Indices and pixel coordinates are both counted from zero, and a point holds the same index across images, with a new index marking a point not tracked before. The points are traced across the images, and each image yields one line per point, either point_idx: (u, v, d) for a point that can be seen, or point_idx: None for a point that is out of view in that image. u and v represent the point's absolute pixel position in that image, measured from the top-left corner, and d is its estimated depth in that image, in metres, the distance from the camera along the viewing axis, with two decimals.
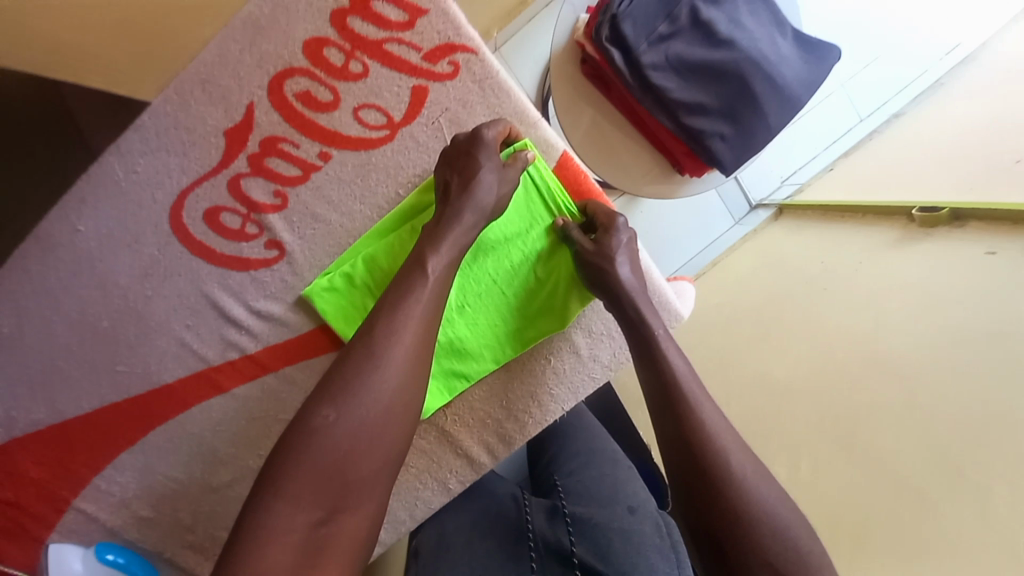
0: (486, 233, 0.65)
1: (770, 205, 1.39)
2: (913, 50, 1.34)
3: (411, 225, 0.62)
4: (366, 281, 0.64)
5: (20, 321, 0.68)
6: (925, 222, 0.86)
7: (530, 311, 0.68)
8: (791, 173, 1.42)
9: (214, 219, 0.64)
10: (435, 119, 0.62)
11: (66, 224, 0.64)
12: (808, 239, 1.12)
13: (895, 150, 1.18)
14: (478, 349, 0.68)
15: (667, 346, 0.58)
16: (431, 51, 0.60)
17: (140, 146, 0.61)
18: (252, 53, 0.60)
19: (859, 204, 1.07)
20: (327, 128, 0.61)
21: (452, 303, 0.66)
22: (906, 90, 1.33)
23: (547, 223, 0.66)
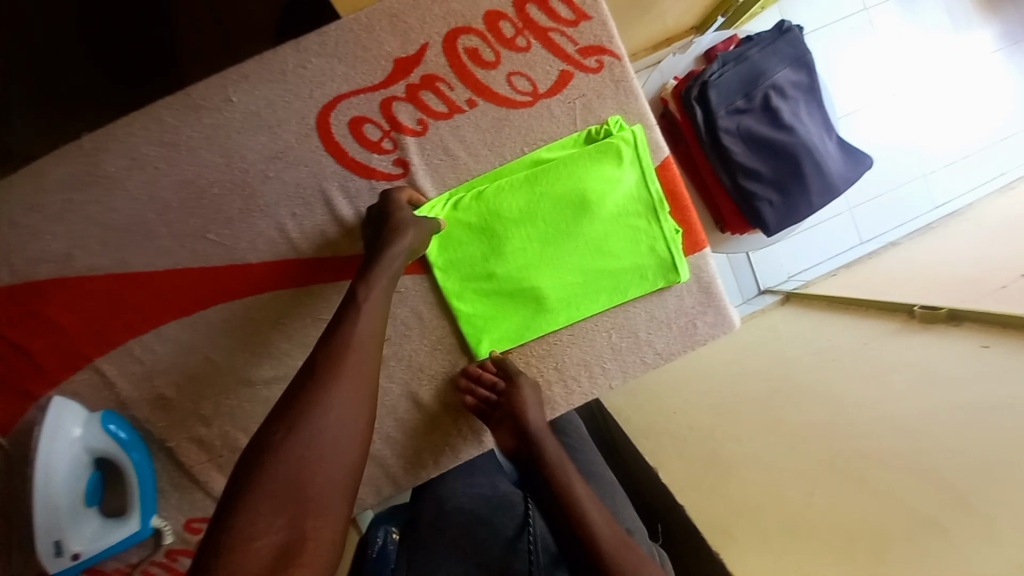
0: (592, 194, 0.72)
1: (777, 292, 1.53)
2: (916, 194, 1.53)
3: (525, 176, 0.72)
4: (469, 212, 0.72)
5: (127, 165, 0.69)
6: (925, 318, 0.99)
7: (610, 279, 0.75)
8: (798, 270, 1.57)
9: (357, 128, 0.71)
10: (572, 101, 0.73)
11: (218, 91, 0.69)
12: (808, 322, 1.27)
13: (895, 265, 1.35)
14: (555, 302, 0.74)
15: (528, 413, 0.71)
16: (586, 47, 0.71)
17: (318, 47, 0.69)
18: (441, 6, 0.69)
19: (863, 299, 1.22)
20: (481, 82, 0.71)
21: (543, 253, 0.73)
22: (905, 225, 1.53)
23: (644, 198, 0.74)
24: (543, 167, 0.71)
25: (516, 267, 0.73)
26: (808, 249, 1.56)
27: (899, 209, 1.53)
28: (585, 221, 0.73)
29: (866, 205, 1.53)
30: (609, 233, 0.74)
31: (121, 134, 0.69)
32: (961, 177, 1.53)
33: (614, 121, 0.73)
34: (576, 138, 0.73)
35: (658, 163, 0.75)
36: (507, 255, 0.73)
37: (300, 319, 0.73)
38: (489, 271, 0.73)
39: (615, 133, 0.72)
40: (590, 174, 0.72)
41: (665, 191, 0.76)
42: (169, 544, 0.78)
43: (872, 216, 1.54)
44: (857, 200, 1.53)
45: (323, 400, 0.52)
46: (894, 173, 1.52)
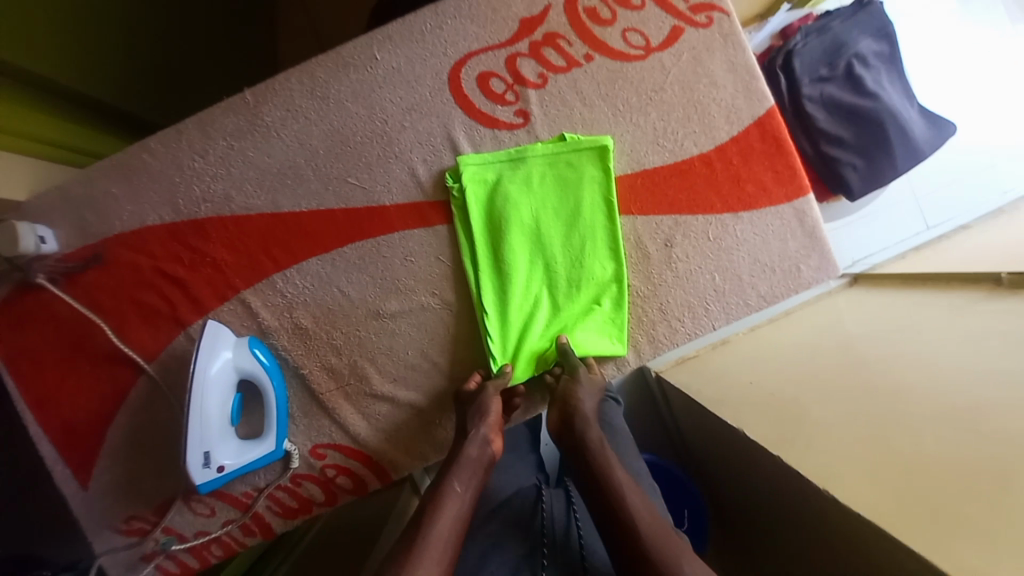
0: (522, 214, 0.78)
1: (842, 277, 1.51)
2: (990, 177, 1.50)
3: (480, 234, 0.78)
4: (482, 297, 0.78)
5: (283, 115, 0.78)
6: (1015, 284, 1.01)
7: (605, 235, 0.78)
8: (864, 256, 1.51)
9: (484, 82, 0.78)
10: (682, 54, 0.78)
11: (366, 50, 0.77)
12: (883, 301, 1.25)
13: (972, 245, 1.33)
14: (594, 272, 0.79)
15: None
16: (696, 5, 0.77)
17: (455, 9, 0.77)
18: None
19: (940, 273, 1.22)
20: (598, 38, 0.78)
21: (552, 261, 0.79)
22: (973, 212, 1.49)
23: (519, 164, 0.78)
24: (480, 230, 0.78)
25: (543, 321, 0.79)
26: (874, 233, 1.51)
27: (971, 192, 1.50)
28: (545, 221, 0.78)
29: (932, 190, 1.51)
30: (576, 211, 0.78)
31: (280, 87, 0.78)
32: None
33: (445, 175, 0.78)
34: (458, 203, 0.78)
35: (763, 111, 0.78)
36: (533, 320, 0.78)
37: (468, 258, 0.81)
38: (539, 338, 0.79)
39: (461, 180, 0.77)
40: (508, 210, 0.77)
41: (771, 137, 0.78)
42: (295, 468, 0.83)
43: (940, 200, 1.51)
44: (924, 184, 1.51)
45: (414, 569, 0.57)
46: (962, 159, 1.51)
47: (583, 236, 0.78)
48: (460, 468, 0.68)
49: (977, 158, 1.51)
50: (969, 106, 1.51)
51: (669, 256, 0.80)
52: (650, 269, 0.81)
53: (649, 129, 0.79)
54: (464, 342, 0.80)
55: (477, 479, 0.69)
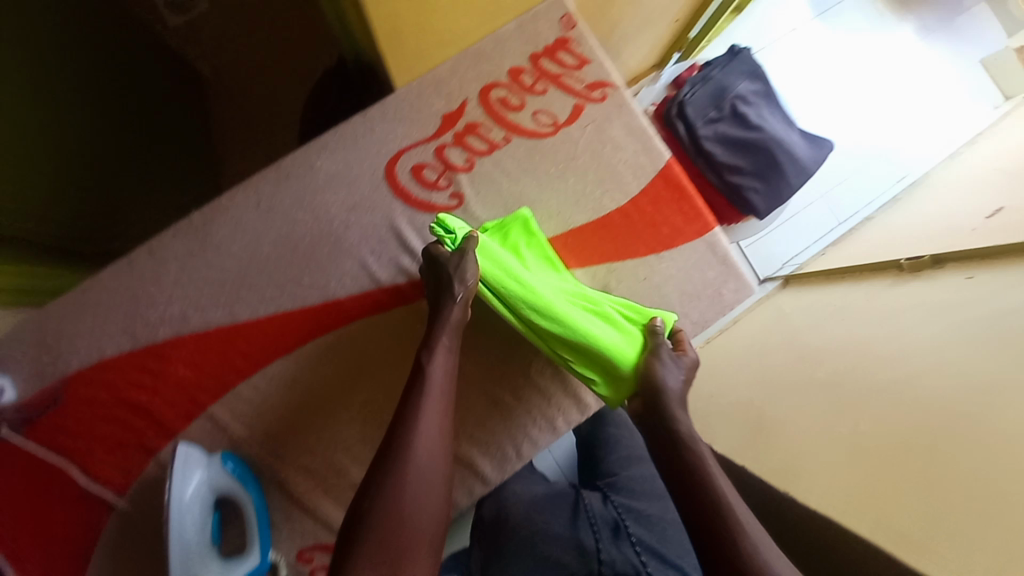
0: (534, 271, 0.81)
1: (776, 278, 1.68)
2: (880, 172, 1.74)
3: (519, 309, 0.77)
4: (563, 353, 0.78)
5: (232, 231, 0.83)
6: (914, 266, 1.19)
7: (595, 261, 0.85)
8: (790, 256, 1.70)
9: (418, 173, 0.86)
10: (587, 125, 0.89)
11: (304, 161, 0.84)
12: (813, 296, 1.38)
13: (876, 234, 1.53)
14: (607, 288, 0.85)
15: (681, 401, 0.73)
16: (592, 84, 0.89)
17: (382, 114, 0.85)
18: (473, 71, 0.87)
19: (852, 266, 1.39)
20: (513, 122, 0.88)
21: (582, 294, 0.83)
22: (873, 202, 1.72)
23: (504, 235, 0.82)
24: (525, 297, 0.75)
25: (618, 333, 0.78)
26: (795, 236, 1.71)
27: (868, 186, 1.74)
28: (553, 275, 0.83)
29: (833, 190, 1.72)
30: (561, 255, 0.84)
31: (227, 207, 0.83)
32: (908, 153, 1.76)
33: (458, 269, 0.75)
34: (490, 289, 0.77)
35: (662, 164, 0.89)
36: (622, 342, 0.77)
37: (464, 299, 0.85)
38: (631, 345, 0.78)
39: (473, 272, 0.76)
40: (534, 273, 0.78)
41: (674, 186, 0.90)
42: None
43: (844, 198, 1.73)
44: (826, 187, 1.73)
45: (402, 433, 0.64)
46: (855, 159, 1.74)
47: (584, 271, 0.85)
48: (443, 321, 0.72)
49: (865, 158, 1.75)
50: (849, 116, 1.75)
51: None
52: None
53: (571, 192, 0.88)
54: None
55: (456, 325, 0.74)
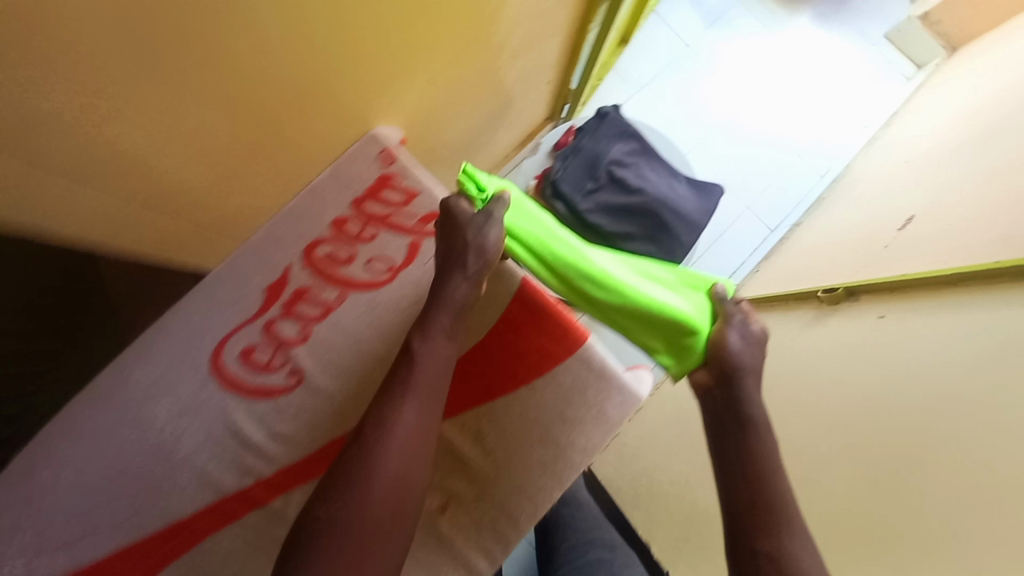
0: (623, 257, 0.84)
1: None
2: (802, 172, 1.76)
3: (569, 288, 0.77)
4: (626, 327, 0.76)
5: (48, 471, 0.73)
6: (830, 300, 1.03)
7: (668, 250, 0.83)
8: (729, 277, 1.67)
9: (248, 358, 0.78)
10: (426, 261, 0.81)
11: (119, 375, 0.77)
12: None
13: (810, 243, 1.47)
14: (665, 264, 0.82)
15: (748, 372, 0.67)
16: (425, 215, 0.83)
17: (199, 303, 0.79)
18: (290, 234, 0.80)
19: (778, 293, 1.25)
20: (345, 277, 0.80)
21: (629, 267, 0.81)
22: (802, 203, 1.72)
23: None
24: (567, 267, 0.75)
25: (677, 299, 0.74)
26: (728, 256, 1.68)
27: (793, 189, 1.74)
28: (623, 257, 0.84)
29: (760, 199, 1.73)
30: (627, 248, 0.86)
31: (40, 446, 0.74)
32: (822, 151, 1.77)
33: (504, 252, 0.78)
34: (513, 249, 0.75)
35: (516, 287, 0.83)
36: (659, 293, 0.75)
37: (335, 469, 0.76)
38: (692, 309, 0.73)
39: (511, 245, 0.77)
40: (557, 236, 0.76)
41: (533, 305, 0.84)
42: None
43: (772, 206, 1.73)
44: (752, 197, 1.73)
45: (383, 426, 0.58)
46: (778, 162, 1.76)
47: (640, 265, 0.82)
48: (445, 303, 0.68)
49: (785, 161, 1.76)
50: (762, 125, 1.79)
51: (484, 449, 0.80)
52: (471, 470, 0.79)
53: None
54: None
55: (453, 316, 0.68)
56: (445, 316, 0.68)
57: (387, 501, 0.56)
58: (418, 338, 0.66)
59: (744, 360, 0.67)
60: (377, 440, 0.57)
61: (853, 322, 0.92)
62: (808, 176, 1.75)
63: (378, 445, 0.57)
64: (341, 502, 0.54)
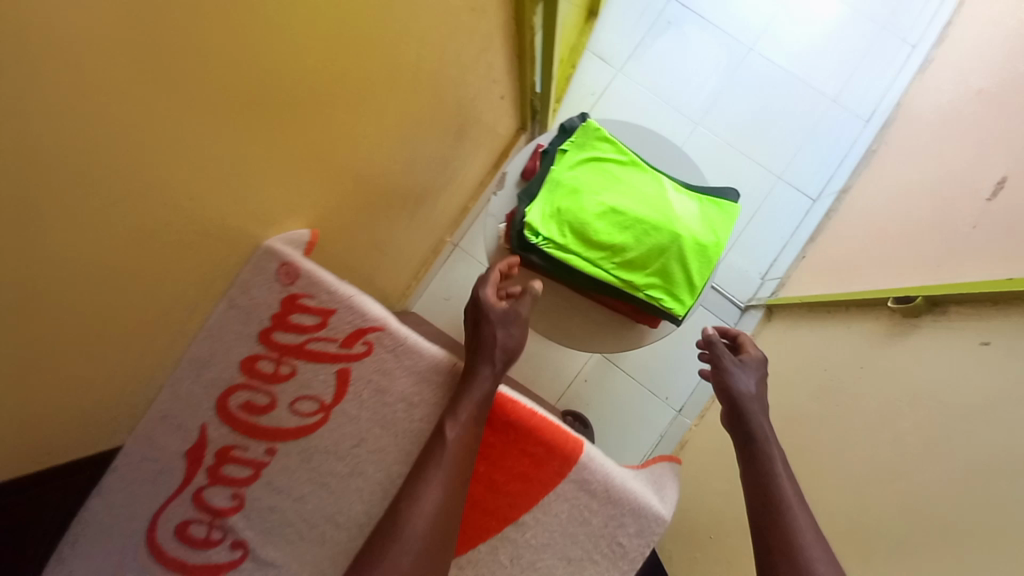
0: (608, 199, 0.93)
1: (758, 304, 1.46)
2: (839, 123, 1.56)
3: (562, 245, 0.93)
4: (620, 277, 0.93)
5: None
6: (906, 313, 0.90)
7: (654, 193, 0.94)
8: (768, 268, 1.51)
9: (183, 534, 0.68)
10: (361, 393, 0.68)
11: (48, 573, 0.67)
12: (799, 348, 1.18)
13: (861, 213, 1.30)
14: (676, 198, 0.94)
15: (755, 402, 0.85)
16: (346, 337, 0.68)
17: (118, 484, 0.67)
18: (201, 382, 0.68)
19: (839, 297, 1.12)
20: (268, 427, 0.68)
21: (621, 205, 0.93)
22: (845, 162, 1.53)
23: (573, 170, 0.96)
24: (576, 233, 0.93)
25: (672, 247, 0.91)
26: (762, 245, 1.52)
27: (831, 149, 1.55)
28: (617, 190, 0.94)
29: (792, 166, 1.54)
30: (621, 181, 0.95)
31: None
32: (851, 100, 1.57)
33: (525, 233, 0.93)
34: (582, 267, 0.93)
35: (480, 403, 0.65)
36: (703, 264, 0.92)
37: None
38: (688, 260, 0.91)
39: (533, 227, 0.93)
40: (616, 245, 0.92)
41: (502, 420, 0.66)
42: None
43: (805, 173, 1.54)
44: (782, 166, 1.55)
45: (424, 481, 0.60)
46: (808, 119, 1.56)
47: (641, 191, 0.94)
48: (484, 345, 0.68)
49: (814, 116, 1.56)
50: (781, 76, 1.58)
51: None
52: None
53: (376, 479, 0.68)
54: None
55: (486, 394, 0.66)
56: (479, 398, 0.65)
57: (442, 526, 0.59)
58: (458, 411, 0.64)
59: (745, 387, 0.86)
60: (416, 491, 0.60)
61: (943, 339, 0.80)
62: (850, 125, 1.55)
63: (416, 515, 0.58)
64: (391, 550, 0.56)
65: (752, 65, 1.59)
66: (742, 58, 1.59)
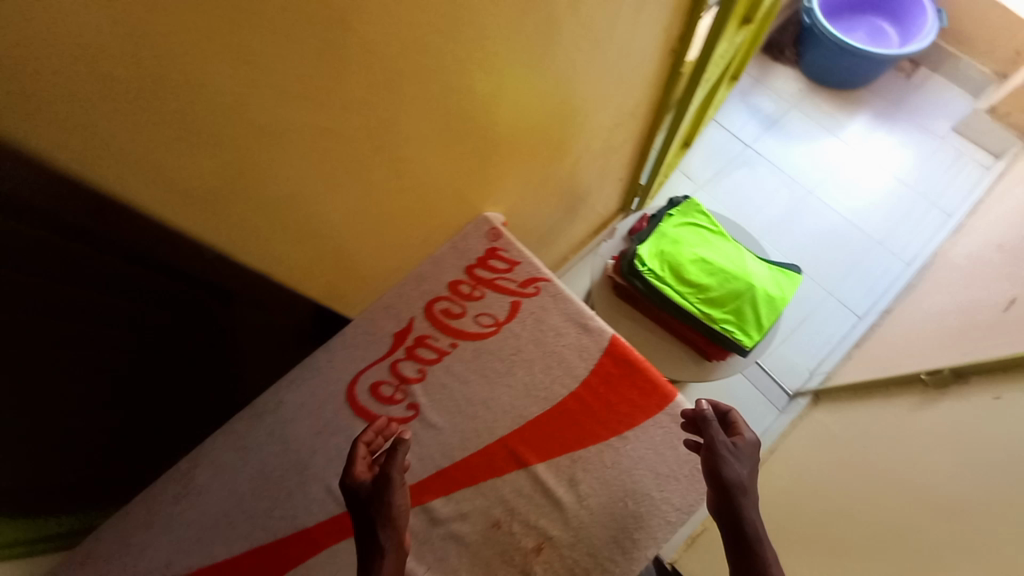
0: (701, 251, 1.25)
1: (806, 393, 1.65)
2: (884, 261, 1.87)
3: (662, 277, 1.24)
4: (703, 309, 1.21)
5: (215, 471, 0.91)
6: (937, 384, 1.10)
7: (736, 255, 1.26)
8: (816, 365, 1.72)
9: (376, 390, 0.93)
10: (526, 319, 0.95)
11: (276, 395, 0.94)
12: (843, 422, 1.35)
13: (901, 327, 1.54)
14: (752, 262, 1.25)
15: (745, 497, 0.70)
16: (523, 281, 0.98)
17: (344, 344, 0.96)
18: (419, 290, 0.99)
19: (877, 381, 1.32)
20: (456, 328, 0.96)
21: (710, 257, 1.24)
22: (889, 291, 1.80)
23: (676, 228, 1.30)
24: (674, 270, 1.24)
25: (746, 294, 1.20)
26: (812, 345, 1.75)
27: (877, 280, 1.84)
28: (708, 247, 1.26)
29: (841, 286, 1.84)
30: (712, 242, 1.28)
31: (210, 450, 0.92)
32: (893, 245, 1.90)
33: (636, 262, 1.26)
34: (674, 296, 1.22)
35: (603, 344, 0.92)
36: (769, 312, 1.20)
37: (463, 493, 0.86)
38: (757, 307, 1.20)
39: (641, 259, 1.26)
40: (703, 285, 1.22)
41: (622, 360, 0.91)
42: None
43: (853, 294, 1.82)
44: (832, 284, 1.84)
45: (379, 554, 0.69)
46: (857, 253, 1.89)
47: (727, 252, 1.26)
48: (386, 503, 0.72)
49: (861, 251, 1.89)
50: (834, 216, 1.96)
51: (577, 495, 0.84)
52: (566, 514, 0.83)
53: (523, 383, 0.92)
54: None
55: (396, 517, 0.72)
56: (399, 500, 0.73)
57: None
58: (396, 520, 0.72)
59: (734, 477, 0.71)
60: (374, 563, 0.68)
61: (967, 401, 1.00)
62: (893, 264, 1.86)
63: None
64: None
65: (811, 203, 1.98)
66: (803, 196, 2.00)
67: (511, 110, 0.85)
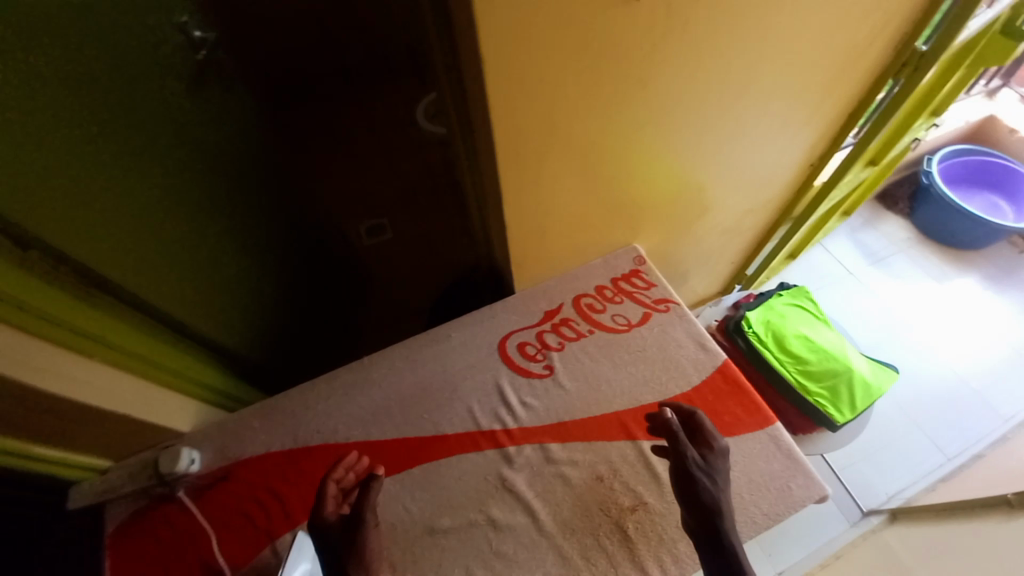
0: (805, 329, 1.41)
1: (880, 512, 1.62)
2: (980, 410, 1.86)
3: (766, 342, 1.40)
4: (801, 379, 1.36)
5: (387, 371, 1.16)
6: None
7: (837, 340, 1.41)
8: (895, 490, 1.69)
9: (522, 347, 1.17)
10: (654, 327, 1.17)
11: (445, 331, 1.21)
12: (920, 538, 1.34)
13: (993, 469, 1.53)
14: (851, 350, 1.40)
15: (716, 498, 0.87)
16: (657, 299, 1.22)
17: (505, 308, 1.23)
18: (571, 284, 1.25)
19: (958, 505, 1.33)
20: (595, 319, 1.20)
21: (813, 336, 1.40)
22: (984, 440, 1.78)
23: (783, 306, 1.48)
24: (777, 339, 1.40)
25: (844, 374, 1.35)
26: (892, 470, 1.74)
27: (971, 425, 1.83)
28: (812, 327, 1.42)
29: (930, 421, 1.84)
30: (815, 324, 1.44)
31: (387, 356, 1.19)
32: (992, 397, 1.90)
33: (743, 323, 1.44)
34: (775, 361, 1.37)
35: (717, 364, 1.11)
36: (864, 395, 1.33)
37: (577, 445, 1.03)
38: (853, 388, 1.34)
39: (749, 322, 1.43)
40: (804, 358, 1.36)
41: (731, 380, 1.08)
42: None
43: (942, 432, 1.82)
44: (921, 417, 1.85)
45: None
46: (950, 394, 1.90)
47: (828, 336, 1.41)
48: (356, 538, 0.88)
49: (956, 394, 1.90)
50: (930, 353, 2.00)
51: None
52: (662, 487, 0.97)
53: (642, 374, 1.11)
54: (503, 560, 0.93)
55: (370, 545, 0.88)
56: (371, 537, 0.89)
57: None
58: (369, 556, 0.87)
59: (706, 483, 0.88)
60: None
61: None
62: (990, 415, 1.85)
63: None
64: None
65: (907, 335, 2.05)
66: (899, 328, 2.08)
67: (689, 167, 1.14)
